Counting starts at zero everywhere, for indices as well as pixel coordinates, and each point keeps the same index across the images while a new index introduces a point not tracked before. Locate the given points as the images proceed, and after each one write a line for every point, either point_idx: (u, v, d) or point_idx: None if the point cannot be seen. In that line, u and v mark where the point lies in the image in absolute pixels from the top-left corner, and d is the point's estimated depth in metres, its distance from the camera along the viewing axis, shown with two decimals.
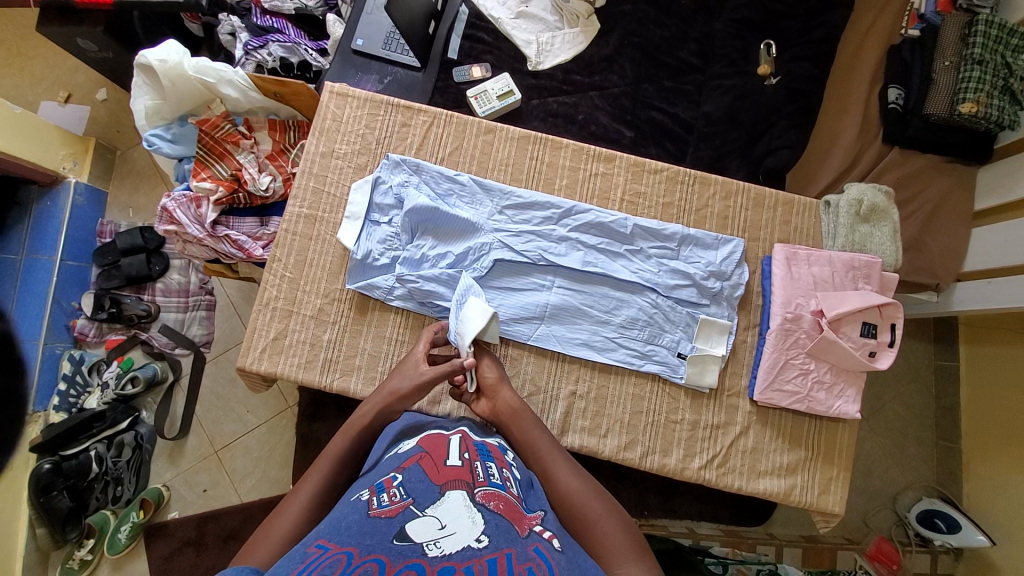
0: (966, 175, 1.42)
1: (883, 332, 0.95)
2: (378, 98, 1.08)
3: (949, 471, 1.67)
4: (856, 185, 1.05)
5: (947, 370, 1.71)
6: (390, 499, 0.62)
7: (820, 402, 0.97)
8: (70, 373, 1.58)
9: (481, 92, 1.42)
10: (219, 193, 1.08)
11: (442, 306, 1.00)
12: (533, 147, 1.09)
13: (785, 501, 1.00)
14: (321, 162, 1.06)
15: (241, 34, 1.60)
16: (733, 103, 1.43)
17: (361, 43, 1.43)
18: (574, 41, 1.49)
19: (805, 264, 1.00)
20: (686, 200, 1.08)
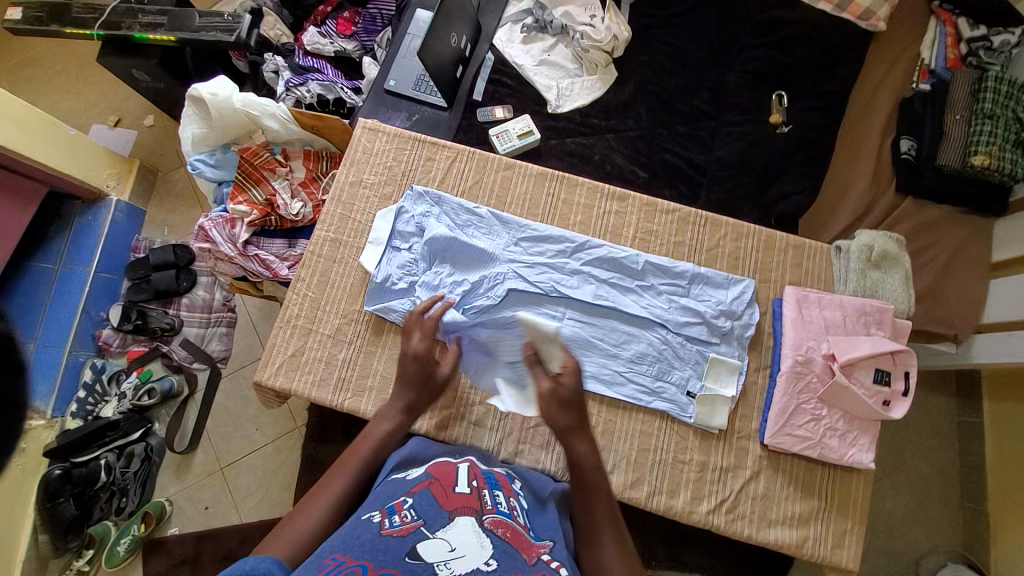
0: (983, 227, 1.42)
1: (897, 380, 0.94)
2: (406, 134, 1.16)
3: (977, 535, 1.58)
4: (867, 232, 1.06)
5: (970, 426, 1.65)
6: (402, 518, 0.64)
7: (833, 449, 0.95)
8: (90, 382, 1.63)
9: (503, 131, 1.50)
10: (253, 215, 1.15)
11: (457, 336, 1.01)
12: (549, 184, 1.14)
13: (797, 553, 0.97)
14: (350, 191, 1.13)
15: (284, 72, 1.75)
16: (745, 149, 1.48)
17: (393, 84, 1.56)
18: (592, 87, 1.58)
19: (816, 307, 1.00)
20: (697, 240, 1.10)
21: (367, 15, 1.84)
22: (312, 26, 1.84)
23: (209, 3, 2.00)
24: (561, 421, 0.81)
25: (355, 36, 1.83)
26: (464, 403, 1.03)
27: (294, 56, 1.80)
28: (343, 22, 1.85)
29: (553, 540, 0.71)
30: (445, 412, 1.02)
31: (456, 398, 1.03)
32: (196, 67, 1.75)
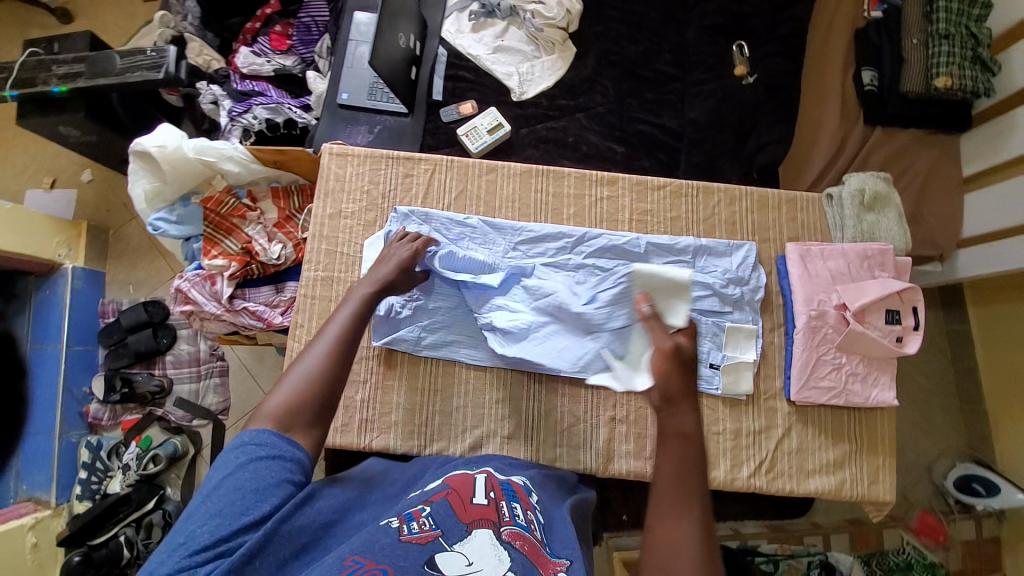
0: (951, 144, 1.46)
1: (907, 317, 0.96)
2: (378, 153, 1.10)
3: (979, 434, 1.69)
4: (856, 176, 1.07)
5: (959, 333, 1.74)
6: (420, 526, 0.69)
7: (857, 394, 0.97)
8: (90, 461, 1.56)
9: (471, 129, 1.44)
10: (232, 267, 1.07)
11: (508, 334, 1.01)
12: (536, 180, 1.11)
13: (837, 497, 1.01)
14: (331, 223, 1.06)
15: (223, 101, 1.64)
16: (716, 106, 1.46)
17: (347, 97, 1.47)
18: (553, 67, 1.53)
19: (820, 259, 1.01)
20: (693, 211, 1.09)
21: (301, 26, 1.73)
22: (243, 46, 1.71)
23: (126, 38, 1.84)
24: (676, 387, 0.72)
25: (292, 50, 1.73)
26: (494, 418, 1.01)
27: (230, 82, 1.68)
28: (276, 36, 1.73)
29: (569, 558, 0.73)
30: (478, 431, 1.01)
31: (486, 415, 1.01)
32: (128, 111, 1.61)
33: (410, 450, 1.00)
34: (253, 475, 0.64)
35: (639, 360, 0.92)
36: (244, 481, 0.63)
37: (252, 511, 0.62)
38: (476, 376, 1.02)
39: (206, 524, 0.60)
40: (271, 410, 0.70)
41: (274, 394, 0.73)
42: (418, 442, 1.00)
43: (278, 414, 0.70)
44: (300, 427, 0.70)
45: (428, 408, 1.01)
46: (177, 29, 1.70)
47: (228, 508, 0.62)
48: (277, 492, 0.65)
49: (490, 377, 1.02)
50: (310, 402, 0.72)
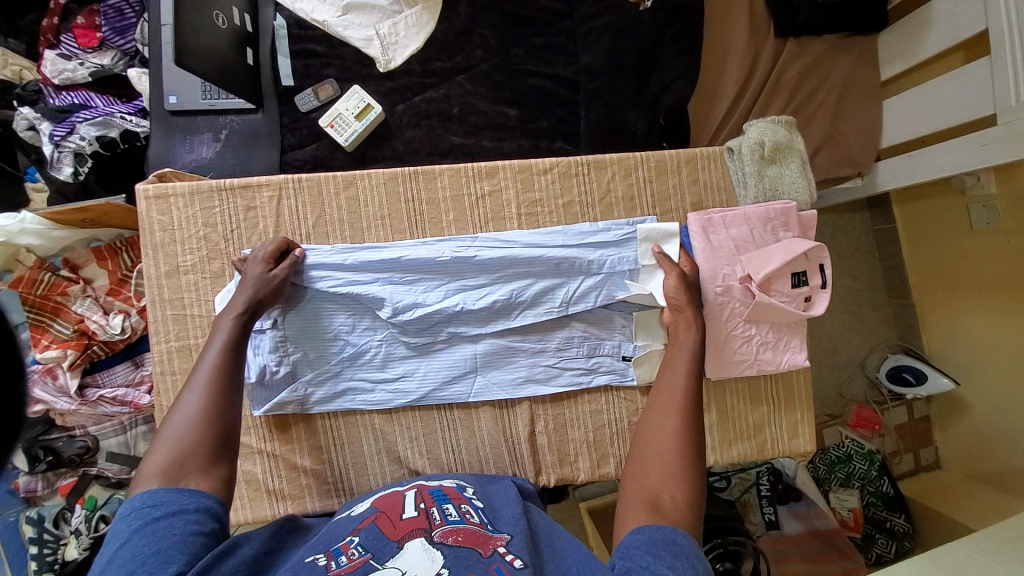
0: (868, 45, 1.31)
1: (814, 276, 0.91)
2: (204, 187, 0.90)
3: (908, 325, 1.73)
4: (756, 124, 0.96)
5: (885, 232, 1.73)
6: (349, 556, 0.64)
7: (769, 362, 0.95)
8: (36, 535, 1.32)
9: (336, 117, 1.21)
10: (70, 355, 0.96)
11: (484, 316, 0.95)
12: (404, 186, 0.95)
13: (762, 456, 1.02)
14: (171, 283, 0.90)
15: (43, 126, 1.26)
16: (611, 44, 1.25)
17: (175, 100, 1.20)
18: (419, 23, 1.27)
19: (721, 228, 0.94)
20: (586, 192, 0.98)
21: (109, 9, 1.32)
22: (45, 50, 1.31)
23: None
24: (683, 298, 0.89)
25: (105, 44, 1.34)
26: (410, 457, 0.95)
27: (45, 98, 1.31)
28: (82, 30, 1.32)
29: (511, 530, 0.70)
30: (398, 473, 0.95)
31: (403, 456, 0.95)
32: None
33: (329, 508, 0.94)
34: (150, 538, 0.56)
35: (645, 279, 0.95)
36: (140, 546, 0.56)
37: (152, 575, 0.54)
38: (381, 420, 0.94)
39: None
40: (155, 467, 0.64)
41: (154, 453, 0.66)
42: (338, 499, 0.94)
43: (164, 469, 0.64)
44: (194, 471, 0.65)
45: (336, 461, 0.93)
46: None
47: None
48: (185, 546, 0.57)
49: (396, 419, 0.95)
50: (199, 445, 0.67)
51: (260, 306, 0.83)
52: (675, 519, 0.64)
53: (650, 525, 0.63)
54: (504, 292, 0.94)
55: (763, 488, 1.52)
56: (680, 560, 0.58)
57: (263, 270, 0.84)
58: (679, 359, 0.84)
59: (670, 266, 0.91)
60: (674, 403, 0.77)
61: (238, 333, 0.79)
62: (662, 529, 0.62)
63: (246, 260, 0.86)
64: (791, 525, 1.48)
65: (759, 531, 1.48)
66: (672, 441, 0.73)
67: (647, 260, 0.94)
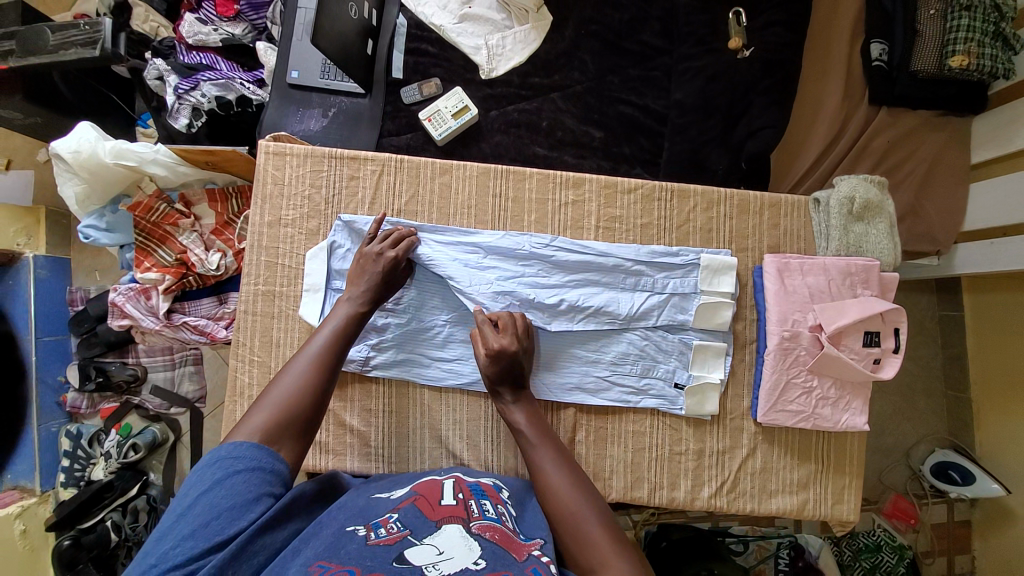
0: (961, 128, 1.28)
1: (888, 339, 0.90)
2: (319, 152, 0.98)
3: (961, 421, 1.61)
4: (847, 180, 0.97)
5: (952, 319, 1.63)
6: (388, 529, 0.65)
7: (826, 418, 0.93)
8: (71, 449, 1.40)
9: (434, 113, 1.29)
10: (167, 281, 1.08)
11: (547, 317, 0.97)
12: (494, 182, 1.01)
13: (800, 516, 0.98)
14: (270, 233, 0.98)
15: (169, 77, 1.38)
16: (706, 86, 1.29)
17: (297, 75, 1.31)
18: (526, 39, 1.35)
19: (798, 275, 0.94)
20: (666, 218, 1.00)
21: None
22: (187, 12, 1.44)
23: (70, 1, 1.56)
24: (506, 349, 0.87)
25: (240, 16, 1.45)
26: (451, 439, 0.97)
27: (176, 54, 1.43)
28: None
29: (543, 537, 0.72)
30: (436, 452, 0.97)
31: (445, 436, 0.97)
32: (75, 92, 1.36)
33: (366, 471, 0.96)
34: (230, 492, 0.60)
35: (707, 309, 0.96)
36: (218, 498, 0.60)
37: (226, 529, 0.58)
38: (431, 396, 0.98)
39: (179, 545, 0.56)
40: (257, 424, 0.68)
41: (255, 411, 0.71)
42: (375, 464, 0.96)
43: (263, 428, 0.68)
44: (285, 441, 0.69)
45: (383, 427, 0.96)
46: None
47: (202, 529, 0.57)
48: (257, 506, 0.61)
49: (444, 398, 0.98)
50: (295, 416, 0.71)
51: (372, 302, 0.89)
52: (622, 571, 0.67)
53: None
54: (572, 298, 0.97)
55: (781, 561, 1.44)
56: None
57: (379, 272, 0.89)
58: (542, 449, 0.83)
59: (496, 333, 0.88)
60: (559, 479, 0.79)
61: (350, 324, 0.85)
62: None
63: (363, 253, 0.91)
64: None
65: None
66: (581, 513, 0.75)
67: (707, 287, 0.96)
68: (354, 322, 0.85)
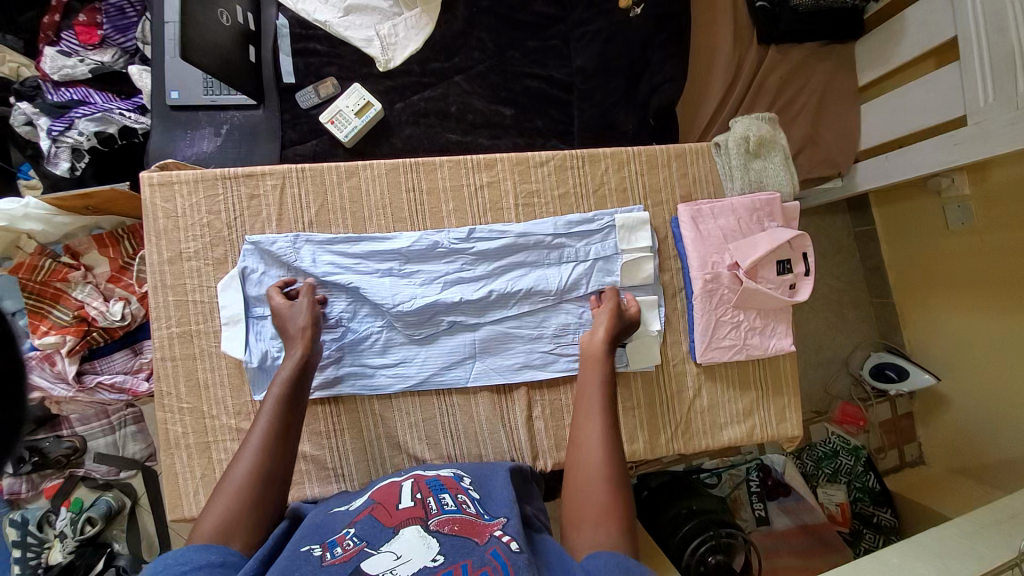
0: (845, 53, 1.36)
1: (798, 264, 0.96)
2: (209, 175, 0.92)
3: (890, 323, 1.75)
4: (740, 120, 1.02)
5: (867, 233, 1.76)
6: (344, 546, 0.64)
7: (757, 346, 0.99)
8: (19, 539, 1.26)
9: (336, 114, 1.24)
10: (70, 342, 1.04)
11: (483, 304, 0.97)
12: (405, 177, 0.98)
13: (751, 441, 1.05)
14: (174, 270, 0.92)
15: (39, 120, 1.24)
16: (604, 48, 1.30)
17: (177, 95, 1.21)
18: (419, 24, 1.31)
19: (710, 218, 0.98)
20: (581, 185, 1.01)
21: (109, 8, 1.31)
22: (45, 47, 1.29)
23: None
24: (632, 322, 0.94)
25: (106, 42, 1.32)
26: (409, 442, 0.96)
27: (43, 94, 1.28)
28: (82, 28, 1.30)
29: (507, 514, 0.72)
30: (397, 457, 0.96)
31: (402, 440, 0.96)
32: None
33: (329, 493, 0.94)
34: None
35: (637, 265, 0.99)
36: None
37: None
38: (381, 405, 0.96)
39: None
40: (210, 526, 0.64)
41: (208, 512, 0.67)
42: (336, 484, 0.95)
43: (216, 528, 0.64)
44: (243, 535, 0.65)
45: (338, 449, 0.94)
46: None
47: None
48: None
49: (395, 404, 0.97)
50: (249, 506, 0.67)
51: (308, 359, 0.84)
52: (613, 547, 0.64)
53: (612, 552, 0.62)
54: (503, 280, 0.98)
55: (753, 483, 1.53)
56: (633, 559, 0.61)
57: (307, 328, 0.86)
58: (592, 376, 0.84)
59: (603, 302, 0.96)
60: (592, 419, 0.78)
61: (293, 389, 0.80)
62: (616, 555, 0.61)
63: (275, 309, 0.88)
64: (781, 520, 1.49)
65: (750, 527, 1.49)
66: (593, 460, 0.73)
67: (629, 246, 0.99)
68: (295, 383, 0.81)
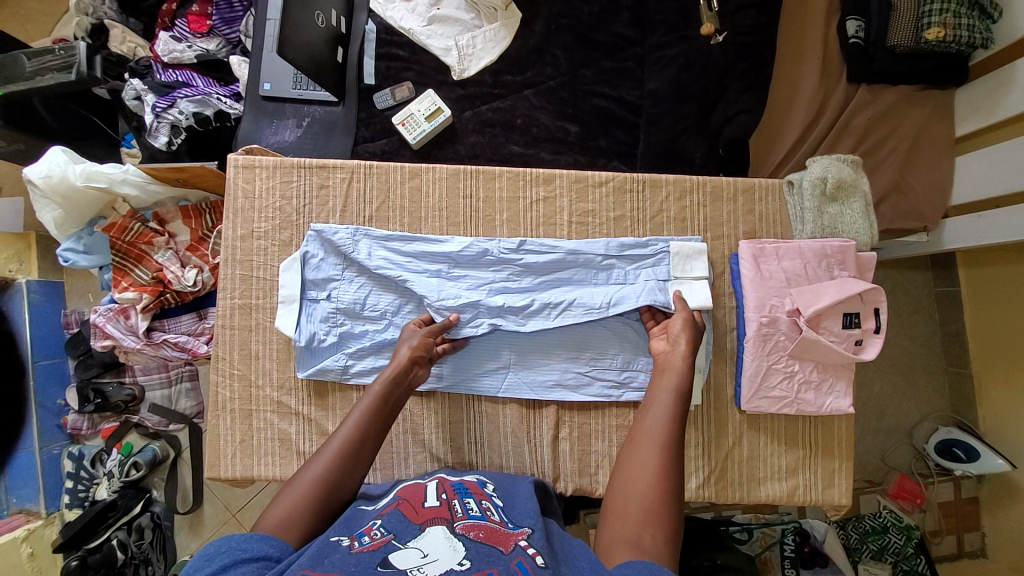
0: (943, 100, 1.25)
1: (867, 320, 0.89)
2: (287, 163, 0.99)
3: (964, 397, 1.58)
4: (819, 160, 0.96)
5: (949, 296, 1.60)
6: (371, 536, 0.65)
7: (810, 402, 0.92)
8: (74, 470, 1.40)
9: (408, 117, 1.29)
10: (145, 300, 1.14)
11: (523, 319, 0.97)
12: (465, 184, 1.00)
13: (790, 502, 0.97)
14: (243, 246, 0.98)
15: (147, 96, 1.36)
16: (679, 74, 1.28)
17: (270, 87, 1.32)
18: (496, 38, 1.35)
19: (774, 259, 0.93)
20: (639, 209, 1.00)
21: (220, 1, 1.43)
22: (161, 31, 1.43)
23: (47, 27, 1.55)
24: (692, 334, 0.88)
25: (213, 31, 1.45)
26: (434, 443, 0.97)
27: (153, 74, 1.40)
28: (194, 17, 1.44)
29: (532, 525, 0.70)
30: (420, 456, 0.97)
31: (426, 440, 0.97)
32: (56, 115, 1.33)
33: None
34: None
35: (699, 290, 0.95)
36: None
37: None
38: (412, 402, 0.98)
39: None
40: (274, 520, 0.67)
41: (277, 503, 0.70)
42: None
43: (279, 526, 0.67)
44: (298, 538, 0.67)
45: None
46: (97, 16, 1.43)
47: None
48: None
49: (425, 403, 0.98)
50: (312, 514, 0.69)
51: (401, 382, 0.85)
52: (655, 555, 0.62)
53: (634, 560, 0.60)
54: (549, 294, 0.97)
55: (788, 548, 1.40)
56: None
57: (410, 353, 0.87)
58: (661, 391, 0.82)
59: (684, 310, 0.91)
60: (649, 434, 0.76)
61: (379, 405, 0.81)
62: (649, 565, 0.59)
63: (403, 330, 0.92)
64: None
65: None
66: (646, 467, 0.71)
67: (682, 278, 0.95)
68: (382, 404, 0.81)
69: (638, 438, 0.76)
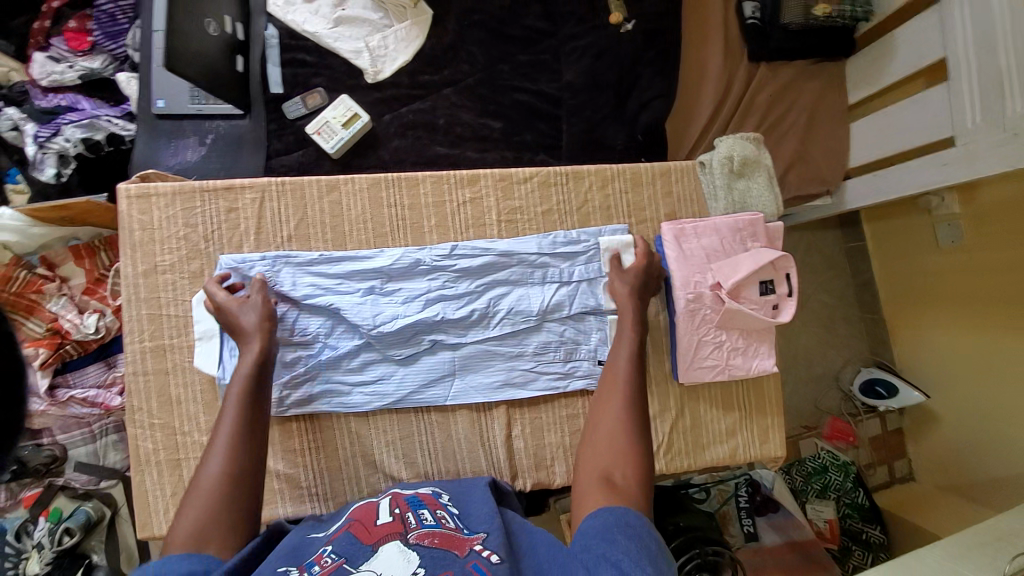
0: (834, 72, 1.35)
1: (781, 285, 0.94)
2: (186, 188, 0.91)
3: (879, 339, 1.74)
4: (726, 141, 1.04)
5: (857, 249, 1.75)
6: (322, 564, 0.63)
7: (740, 367, 0.98)
8: None
9: (323, 125, 1.23)
10: (42, 354, 1.04)
11: (461, 326, 0.96)
12: (387, 192, 0.97)
13: (733, 462, 1.04)
14: (148, 283, 0.91)
15: (26, 126, 1.22)
16: (593, 64, 1.31)
17: (163, 104, 1.21)
18: (409, 36, 1.30)
19: (693, 238, 0.98)
20: (565, 202, 1.01)
21: (101, 14, 1.28)
22: (33, 52, 1.27)
23: None
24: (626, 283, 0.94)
25: (96, 48, 1.29)
26: (386, 461, 0.95)
27: (31, 100, 1.26)
28: (72, 34, 1.29)
29: (488, 528, 0.70)
30: (372, 477, 0.94)
31: (379, 460, 0.94)
32: None
33: (303, 513, 0.93)
34: None
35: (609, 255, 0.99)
36: None
37: None
38: (358, 423, 0.95)
39: None
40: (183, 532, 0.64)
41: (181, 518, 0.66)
42: (310, 504, 0.93)
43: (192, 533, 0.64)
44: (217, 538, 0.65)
45: (318, 465, 0.93)
46: None
47: None
48: None
49: (372, 423, 0.95)
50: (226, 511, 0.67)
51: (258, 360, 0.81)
52: (626, 495, 0.68)
53: (607, 507, 0.65)
54: (486, 298, 0.97)
55: (742, 499, 1.50)
56: (633, 542, 0.60)
57: (259, 327, 0.83)
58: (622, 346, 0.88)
59: (621, 272, 0.94)
60: (617, 387, 0.82)
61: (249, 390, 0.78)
62: (615, 512, 0.64)
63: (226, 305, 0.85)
64: (769, 536, 1.45)
65: (738, 542, 1.46)
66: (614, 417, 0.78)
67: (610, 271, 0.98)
68: (257, 380, 0.80)
69: (607, 387, 0.82)
